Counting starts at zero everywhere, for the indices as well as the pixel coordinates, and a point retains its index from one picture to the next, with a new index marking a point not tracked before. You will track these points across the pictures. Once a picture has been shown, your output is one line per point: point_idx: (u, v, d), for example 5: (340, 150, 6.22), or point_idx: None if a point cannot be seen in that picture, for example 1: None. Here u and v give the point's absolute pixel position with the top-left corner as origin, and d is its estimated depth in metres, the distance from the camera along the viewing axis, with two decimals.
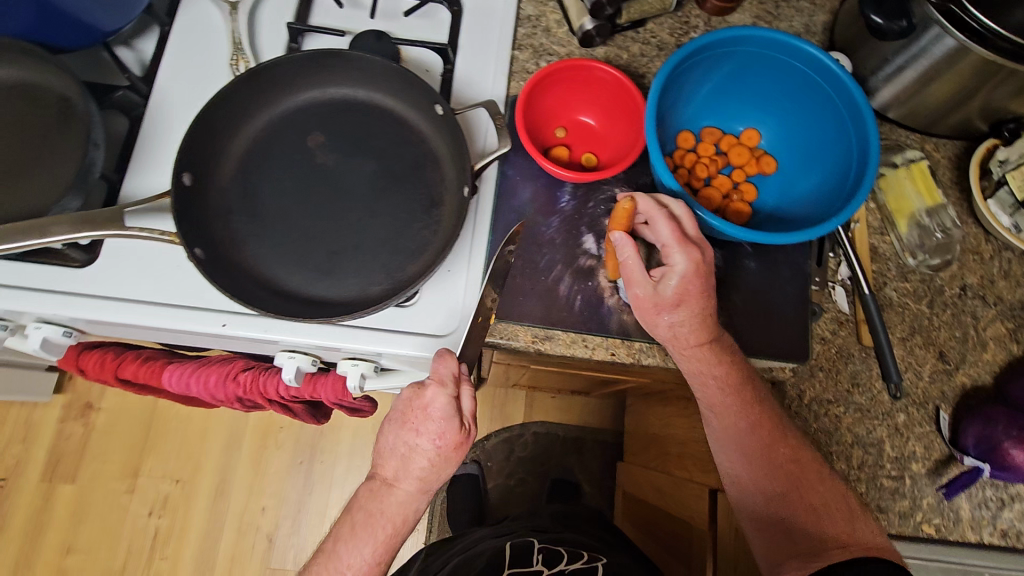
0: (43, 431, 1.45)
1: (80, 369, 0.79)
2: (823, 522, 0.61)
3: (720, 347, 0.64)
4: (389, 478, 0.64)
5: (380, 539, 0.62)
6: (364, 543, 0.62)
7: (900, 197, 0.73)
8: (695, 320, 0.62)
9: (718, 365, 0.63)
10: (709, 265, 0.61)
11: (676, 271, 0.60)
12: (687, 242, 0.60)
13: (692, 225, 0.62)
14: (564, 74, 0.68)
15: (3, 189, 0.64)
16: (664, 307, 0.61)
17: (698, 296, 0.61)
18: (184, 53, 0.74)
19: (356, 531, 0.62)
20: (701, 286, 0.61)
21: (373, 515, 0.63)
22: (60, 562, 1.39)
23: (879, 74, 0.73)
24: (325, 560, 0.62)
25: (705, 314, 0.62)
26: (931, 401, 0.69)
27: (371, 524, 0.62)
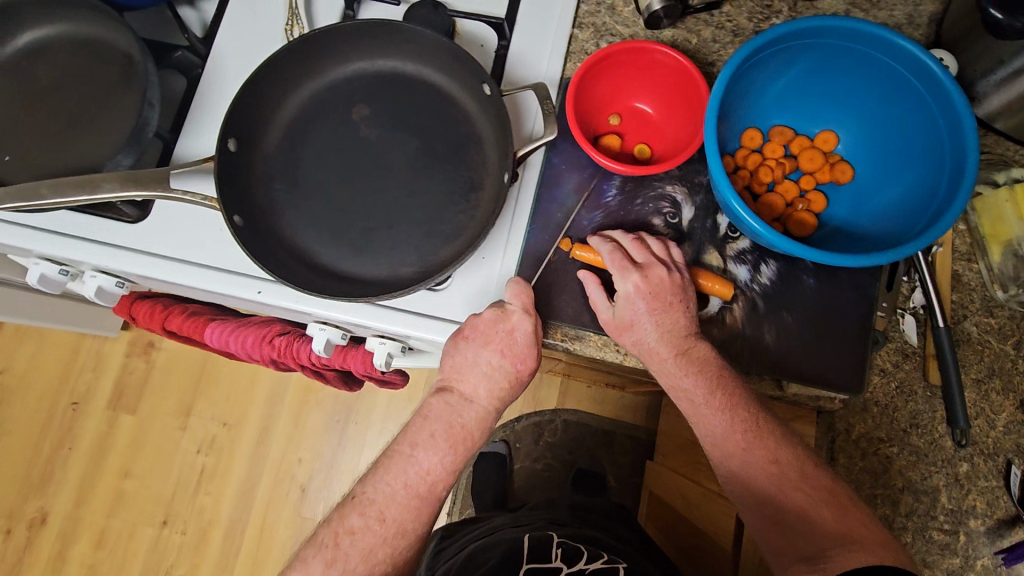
0: (110, 363, 1.57)
1: (131, 317, 0.83)
2: (817, 545, 0.55)
3: (683, 362, 0.60)
4: (467, 395, 0.64)
5: (454, 448, 0.62)
6: (442, 450, 0.62)
7: (996, 221, 0.65)
8: (652, 339, 0.61)
9: (680, 379, 0.60)
10: (660, 282, 0.60)
11: (623, 294, 0.61)
12: (625, 266, 0.61)
13: (639, 250, 0.62)
14: (624, 58, 0.63)
15: (68, 140, 0.67)
16: (624, 329, 0.61)
17: (649, 315, 0.60)
18: (243, 16, 0.74)
19: (436, 437, 0.62)
20: (648, 306, 0.60)
21: (450, 427, 0.63)
22: (119, 483, 1.52)
23: (990, 78, 0.64)
24: (401, 462, 0.62)
25: (663, 332, 0.60)
26: (1002, 453, 0.62)
27: (452, 434, 0.62)
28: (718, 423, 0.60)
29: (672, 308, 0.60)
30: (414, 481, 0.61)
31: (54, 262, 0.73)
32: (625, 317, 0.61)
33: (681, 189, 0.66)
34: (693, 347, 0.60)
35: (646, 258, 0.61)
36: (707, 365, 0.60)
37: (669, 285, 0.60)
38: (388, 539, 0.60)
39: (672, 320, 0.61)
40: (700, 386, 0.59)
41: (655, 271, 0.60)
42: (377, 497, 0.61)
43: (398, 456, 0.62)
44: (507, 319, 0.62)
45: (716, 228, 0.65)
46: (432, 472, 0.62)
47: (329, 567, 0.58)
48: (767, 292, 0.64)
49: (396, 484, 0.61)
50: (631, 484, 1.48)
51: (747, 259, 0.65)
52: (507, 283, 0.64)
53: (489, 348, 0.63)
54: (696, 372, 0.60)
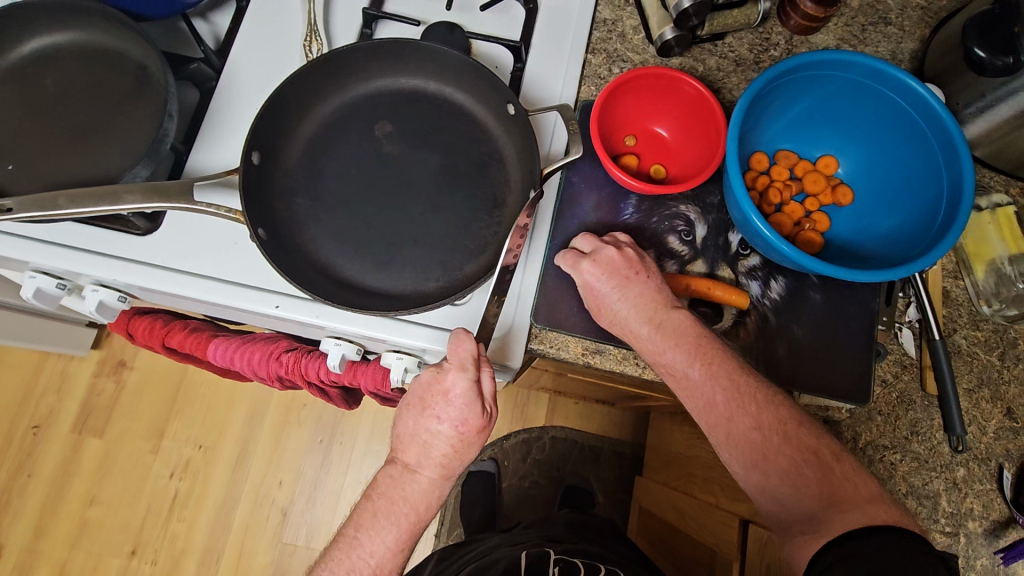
0: (77, 384, 1.49)
1: (129, 333, 0.80)
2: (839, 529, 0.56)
3: (659, 333, 0.61)
4: (411, 466, 0.65)
5: (399, 526, 0.63)
6: (385, 530, 0.63)
7: (980, 242, 0.70)
8: (626, 314, 0.62)
9: (663, 353, 0.62)
10: (615, 261, 0.62)
11: (583, 283, 0.63)
12: (574, 262, 0.64)
13: (587, 241, 0.65)
14: (643, 82, 0.66)
15: (76, 149, 0.65)
16: (599, 313, 0.64)
17: (614, 292, 0.62)
18: (259, 31, 0.74)
19: (378, 516, 0.63)
20: (612, 282, 0.62)
21: (395, 503, 0.64)
22: (83, 512, 1.43)
23: (971, 110, 0.69)
24: (346, 545, 0.63)
25: (634, 308, 0.62)
26: (994, 458, 0.66)
27: (394, 512, 0.63)
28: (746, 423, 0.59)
29: (632, 281, 0.62)
30: (359, 566, 0.62)
31: (52, 276, 0.70)
32: (597, 301, 0.64)
33: (694, 210, 0.69)
34: (666, 317, 0.62)
35: (594, 246, 0.64)
36: (682, 333, 0.61)
37: (618, 261, 0.62)
38: None
39: (636, 292, 0.62)
40: (682, 355, 0.61)
41: (603, 253, 0.63)
42: None
43: (344, 538, 0.64)
44: (442, 372, 0.62)
45: (729, 245, 0.68)
46: (376, 554, 0.63)
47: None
48: (777, 307, 0.67)
49: (339, 570, 0.62)
50: (619, 500, 1.48)
51: (758, 276, 0.68)
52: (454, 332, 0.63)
53: (423, 414, 0.64)
54: (675, 342, 0.61)
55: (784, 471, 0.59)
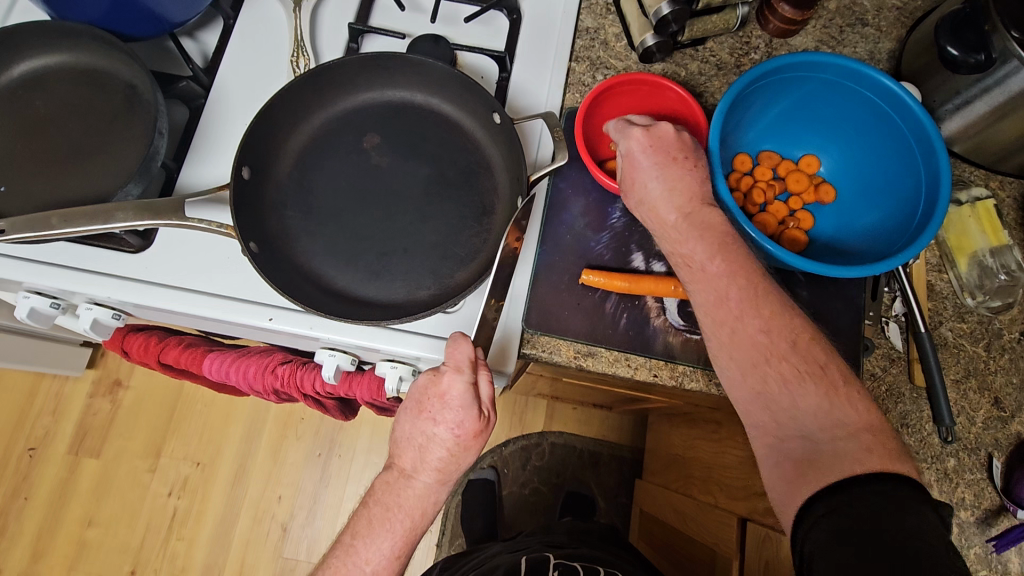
0: (72, 405, 1.48)
1: (124, 350, 0.80)
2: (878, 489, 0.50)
3: (686, 222, 0.58)
4: (407, 471, 0.64)
5: (395, 534, 0.63)
6: (382, 537, 0.62)
7: (962, 235, 0.72)
8: (657, 184, 0.59)
9: (684, 244, 0.58)
10: (665, 139, 0.59)
11: (626, 151, 0.61)
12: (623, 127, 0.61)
13: (643, 114, 0.62)
14: (624, 88, 0.67)
15: (67, 169, 0.66)
16: (632, 186, 0.61)
17: (648, 155, 0.59)
18: (246, 48, 0.75)
19: (373, 523, 0.63)
20: (649, 155, 0.59)
21: (391, 509, 0.63)
22: (81, 534, 1.42)
23: (948, 107, 0.71)
24: (341, 553, 0.63)
25: (667, 192, 0.59)
26: (983, 448, 0.67)
27: (389, 519, 0.63)
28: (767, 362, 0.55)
29: (676, 165, 0.59)
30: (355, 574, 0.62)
31: (46, 296, 0.70)
32: (629, 166, 0.61)
33: None
34: (698, 211, 0.59)
35: (651, 120, 0.61)
36: (710, 228, 0.57)
37: (670, 137, 0.59)
38: None
39: (676, 177, 0.59)
40: (701, 248, 0.57)
41: (660, 127, 0.60)
42: None
43: (340, 547, 0.63)
44: (436, 375, 0.62)
45: None
46: (372, 561, 0.62)
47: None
48: None
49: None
50: (620, 504, 1.48)
51: None
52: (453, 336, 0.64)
53: (418, 417, 0.63)
54: (698, 236, 0.58)
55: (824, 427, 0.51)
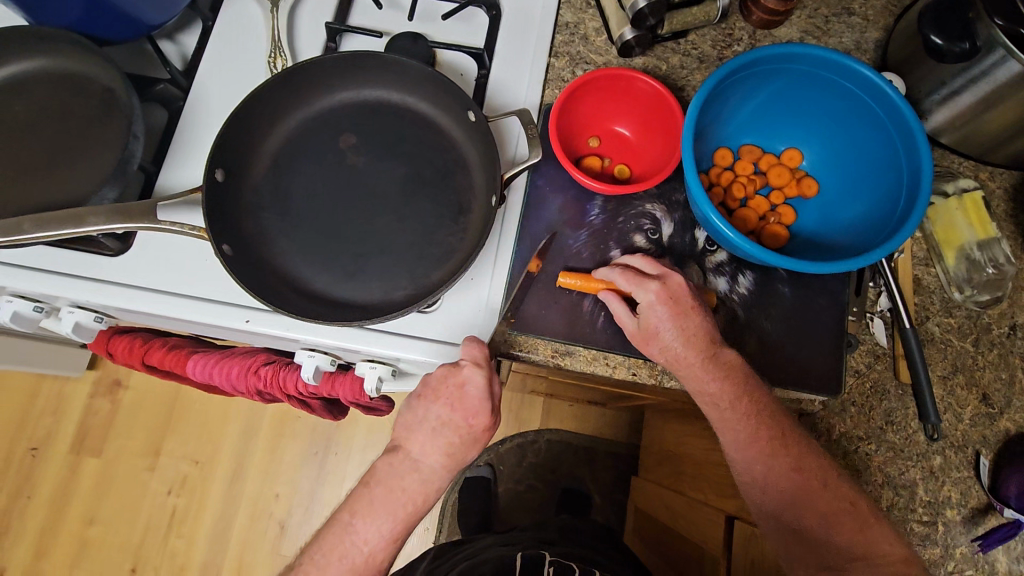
0: (73, 404, 1.50)
1: (109, 353, 0.80)
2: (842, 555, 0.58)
3: (711, 364, 0.60)
4: (415, 455, 0.65)
5: (395, 516, 0.63)
6: (382, 518, 0.63)
7: (949, 228, 0.70)
8: (676, 345, 0.60)
9: (708, 383, 0.60)
10: (680, 289, 0.61)
11: (644, 303, 0.61)
12: (641, 278, 0.61)
13: (651, 264, 0.63)
14: (601, 83, 0.66)
15: (44, 173, 0.66)
16: (649, 339, 0.62)
17: (672, 322, 0.60)
18: (224, 49, 0.75)
19: (375, 503, 0.63)
20: (671, 312, 0.60)
21: (394, 491, 0.64)
22: (82, 532, 1.44)
23: (934, 97, 0.69)
24: (339, 532, 0.63)
25: (687, 338, 0.60)
26: (971, 445, 0.66)
27: (390, 502, 0.63)
28: (741, 428, 0.60)
29: (694, 313, 0.61)
30: (351, 552, 0.62)
31: (28, 299, 0.71)
32: (649, 326, 0.61)
33: (660, 207, 0.69)
34: (718, 354, 0.61)
35: (660, 269, 0.62)
36: (734, 369, 0.61)
37: (685, 290, 0.61)
38: None
39: (694, 326, 0.61)
40: (727, 392, 0.60)
41: (672, 279, 0.61)
42: (312, 567, 0.62)
43: (337, 525, 0.64)
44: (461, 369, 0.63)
45: (696, 241, 0.69)
46: (370, 541, 0.62)
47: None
48: (745, 302, 0.67)
49: (332, 555, 0.62)
50: (616, 500, 1.47)
51: (725, 271, 0.68)
52: (471, 336, 0.64)
53: (442, 406, 0.65)
54: (722, 375, 0.60)
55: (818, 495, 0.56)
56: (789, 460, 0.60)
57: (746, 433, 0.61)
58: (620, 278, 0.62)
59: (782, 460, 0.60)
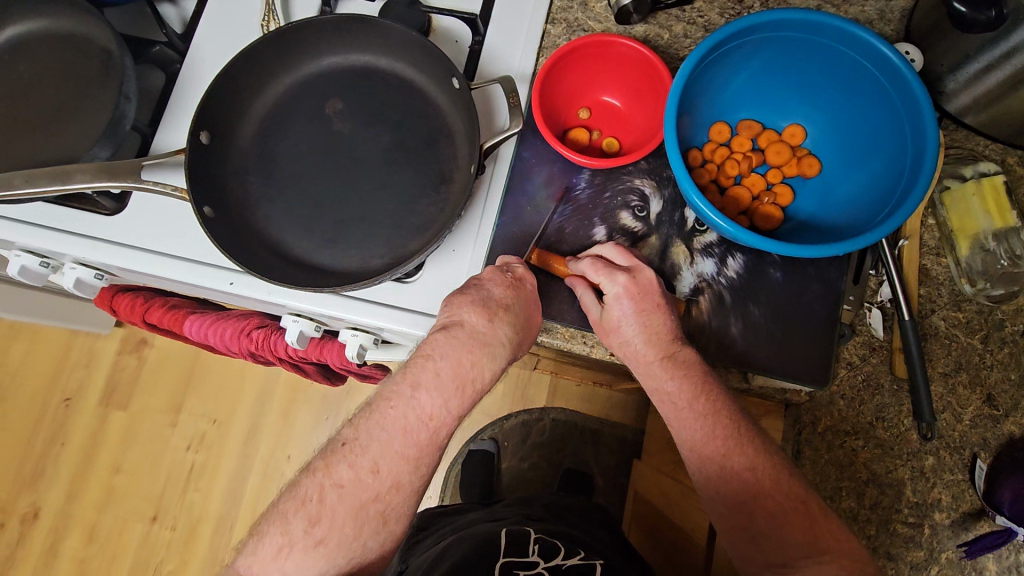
0: (102, 359, 1.53)
1: (112, 309, 0.83)
2: (790, 555, 0.54)
3: (669, 364, 0.59)
4: (479, 329, 0.59)
5: (461, 391, 0.59)
6: (447, 392, 0.58)
7: (964, 215, 0.65)
8: (637, 342, 0.59)
9: (665, 382, 0.59)
10: (647, 285, 0.59)
11: (610, 295, 0.59)
12: (611, 270, 0.59)
13: (623, 256, 0.61)
14: (591, 51, 0.64)
15: (44, 132, 0.68)
16: (610, 331, 0.60)
17: (635, 317, 0.58)
18: (220, 13, 0.75)
19: (441, 377, 0.58)
20: (635, 308, 0.58)
21: (459, 367, 0.58)
22: (108, 481, 1.47)
23: (958, 73, 0.64)
24: (401, 403, 0.58)
25: (649, 335, 0.59)
26: (968, 447, 0.62)
27: (457, 374, 0.58)
28: (695, 428, 0.58)
29: (658, 310, 0.59)
30: (414, 427, 0.57)
31: (35, 255, 0.74)
32: (611, 319, 0.60)
33: (649, 183, 0.67)
34: (678, 352, 0.59)
35: (631, 262, 0.61)
36: (693, 370, 0.59)
37: (655, 286, 0.59)
38: (382, 492, 0.56)
39: (657, 323, 0.59)
40: (685, 390, 0.58)
41: (643, 273, 0.60)
42: (369, 444, 0.57)
43: (396, 398, 0.58)
44: (515, 272, 0.62)
45: (684, 221, 0.66)
46: (436, 417, 0.58)
47: (313, 525, 0.55)
48: (733, 286, 0.64)
49: (393, 429, 0.57)
50: (619, 484, 1.44)
51: (713, 252, 0.65)
52: (503, 256, 0.65)
53: (498, 286, 0.61)
54: (682, 376, 0.58)
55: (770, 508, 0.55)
56: (741, 460, 0.57)
57: (699, 433, 0.58)
58: (590, 268, 0.60)
59: (733, 461, 0.57)
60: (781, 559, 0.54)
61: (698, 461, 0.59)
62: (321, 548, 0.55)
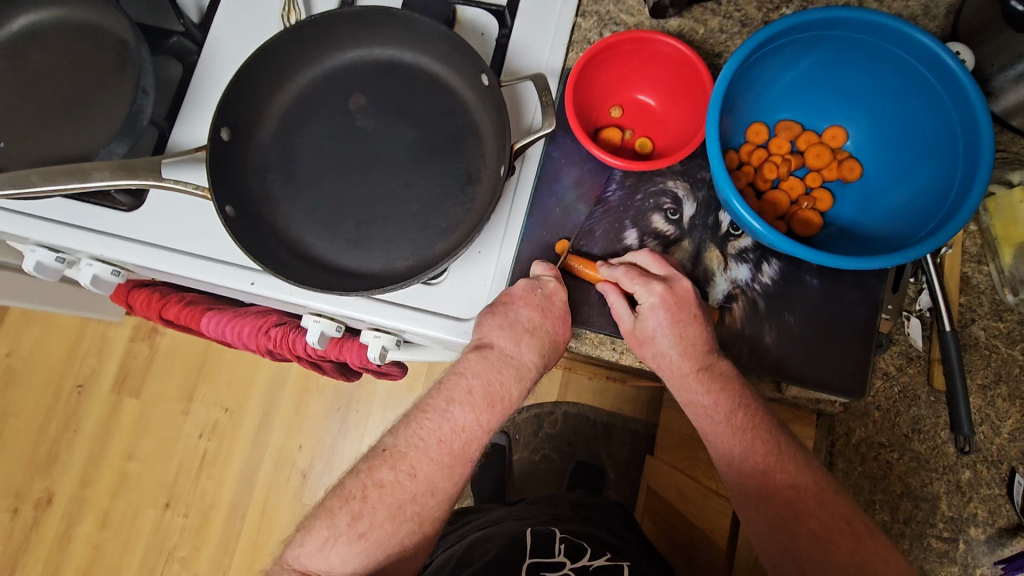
0: (115, 346, 1.51)
1: (128, 304, 0.83)
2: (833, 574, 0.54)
3: (704, 378, 0.59)
4: (508, 351, 0.62)
5: (491, 407, 0.62)
6: (479, 408, 0.61)
7: (1009, 222, 0.63)
8: (672, 354, 0.59)
9: (700, 396, 0.59)
10: (684, 296, 0.58)
11: (645, 306, 0.58)
12: (646, 280, 0.58)
13: (659, 265, 0.60)
14: (628, 48, 0.61)
15: (61, 125, 0.66)
16: (644, 342, 0.60)
17: (670, 329, 0.58)
18: (239, 1, 0.72)
19: (473, 394, 0.61)
20: (670, 320, 0.58)
21: (489, 387, 0.61)
22: (122, 467, 1.47)
23: (1008, 73, 0.61)
24: (436, 416, 0.61)
25: (683, 347, 0.59)
26: (1006, 461, 0.60)
27: (488, 392, 0.61)
28: (733, 444, 0.59)
29: (694, 322, 0.58)
30: (448, 438, 0.61)
31: (50, 250, 0.72)
32: (646, 330, 0.59)
33: (683, 185, 0.65)
34: (712, 364, 0.59)
35: (668, 272, 0.60)
36: (729, 382, 0.59)
37: (691, 297, 0.58)
38: (418, 495, 0.59)
39: (693, 335, 0.59)
40: (721, 404, 0.58)
41: (679, 284, 0.59)
42: (408, 451, 0.60)
43: (432, 411, 0.62)
44: (545, 288, 0.61)
45: (718, 225, 0.64)
46: (468, 429, 0.61)
47: (354, 521, 0.58)
48: (768, 292, 0.62)
49: (430, 439, 0.61)
50: (631, 478, 1.39)
51: (748, 258, 0.63)
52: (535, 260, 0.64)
53: (527, 308, 0.60)
54: (718, 389, 0.59)
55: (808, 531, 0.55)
56: (783, 477, 0.57)
57: (739, 448, 0.58)
58: (625, 279, 0.60)
59: (775, 477, 0.57)
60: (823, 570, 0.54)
61: (737, 479, 0.59)
62: (362, 543, 0.58)
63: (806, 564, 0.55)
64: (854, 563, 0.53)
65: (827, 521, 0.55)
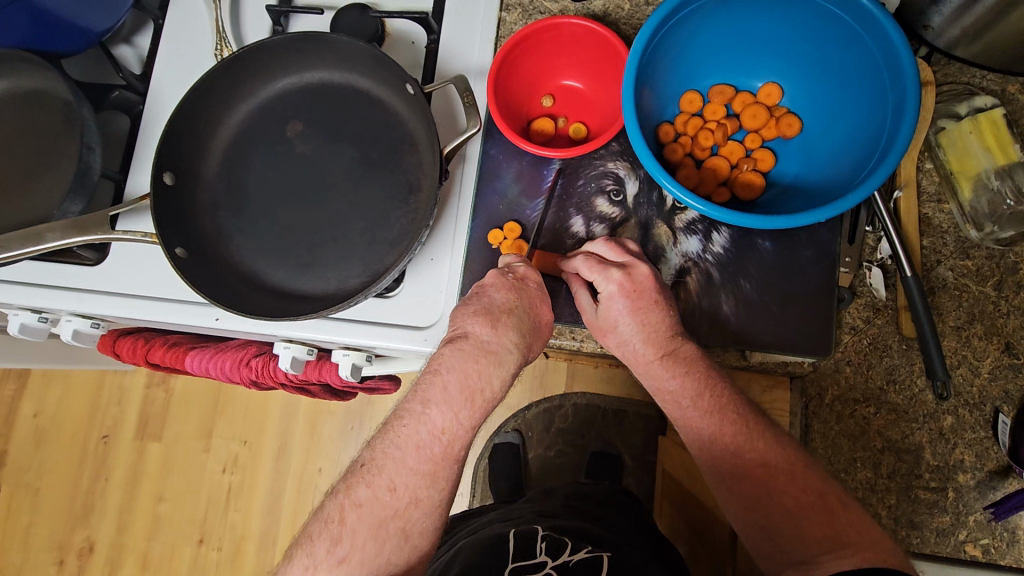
0: (133, 394, 1.55)
1: (116, 352, 0.85)
2: (809, 552, 0.52)
3: (669, 362, 0.58)
4: (485, 338, 0.58)
5: (471, 402, 0.57)
6: (457, 405, 0.57)
7: (964, 156, 0.62)
8: (635, 340, 0.58)
9: (667, 381, 0.58)
10: (643, 282, 0.57)
11: (604, 295, 0.57)
12: (604, 266, 0.57)
13: (616, 251, 0.59)
14: (544, 36, 0.62)
15: (21, 190, 0.69)
16: (607, 330, 0.59)
17: (630, 315, 0.57)
18: (174, 47, 0.74)
19: (450, 391, 0.56)
20: (631, 306, 0.57)
21: (466, 379, 0.57)
22: (154, 508, 1.52)
23: (941, 6, 0.59)
24: (413, 420, 0.57)
25: (645, 332, 0.57)
26: (989, 402, 0.59)
27: (465, 386, 0.57)
28: (704, 425, 0.58)
29: (655, 307, 0.57)
30: (428, 442, 0.56)
31: (31, 311, 0.75)
32: (608, 319, 0.58)
33: (623, 164, 0.64)
34: (676, 347, 0.58)
35: (625, 258, 0.58)
36: (694, 364, 0.58)
37: (651, 283, 0.57)
38: (401, 509, 0.55)
39: (655, 319, 0.57)
40: (688, 388, 0.57)
41: (638, 269, 0.57)
42: (386, 463, 0.56)
43: (409, 414, 0.57)
44: (516, 274, 0.60)
45: (663, 201, 0.63)
46: (448, 431, 0.57)
47: (334, 545, 0.53)
48: (721, 261, 0.61)
49: (407, 446, 0.56)
50: (649, 462, 1.35)
51: (697, 229, 0.62)
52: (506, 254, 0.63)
53: (500, 292, 0.59)
54: (684, 373, 0.57)
55: (787, 512, 0.54)
56: (764, 455, 0.56)
57: (708, 430, 0.57)
58: (584, 269, 0.59)
59: (746, 457, 0.56)
60: (800, 552, 0.53)
61: (710, 461, 0.58)
62: (344, 567, 0.53)
63: (784, 541, 0.54)
64: (828, 537, 0.52)
65: (801, 497, 0.54)
